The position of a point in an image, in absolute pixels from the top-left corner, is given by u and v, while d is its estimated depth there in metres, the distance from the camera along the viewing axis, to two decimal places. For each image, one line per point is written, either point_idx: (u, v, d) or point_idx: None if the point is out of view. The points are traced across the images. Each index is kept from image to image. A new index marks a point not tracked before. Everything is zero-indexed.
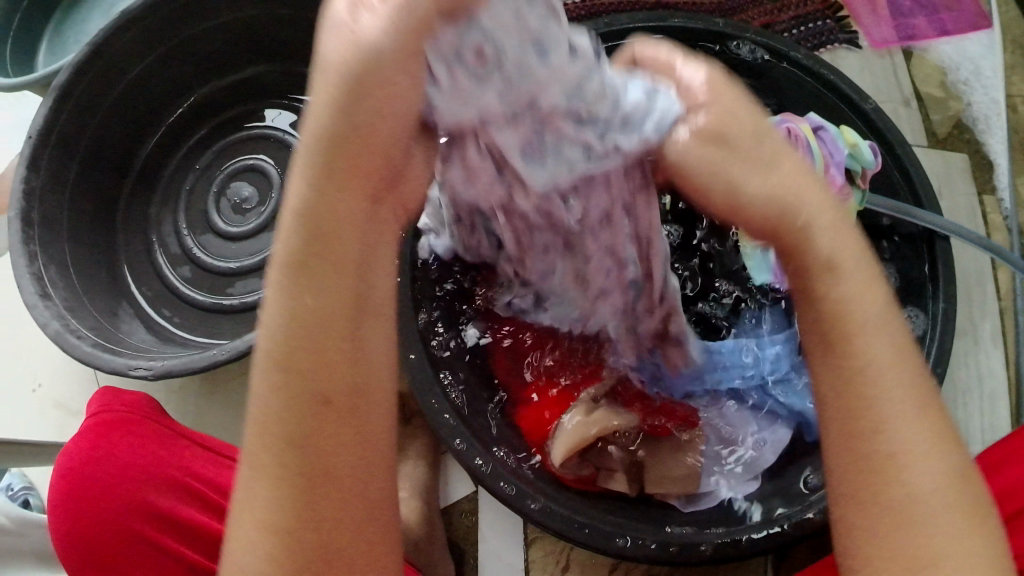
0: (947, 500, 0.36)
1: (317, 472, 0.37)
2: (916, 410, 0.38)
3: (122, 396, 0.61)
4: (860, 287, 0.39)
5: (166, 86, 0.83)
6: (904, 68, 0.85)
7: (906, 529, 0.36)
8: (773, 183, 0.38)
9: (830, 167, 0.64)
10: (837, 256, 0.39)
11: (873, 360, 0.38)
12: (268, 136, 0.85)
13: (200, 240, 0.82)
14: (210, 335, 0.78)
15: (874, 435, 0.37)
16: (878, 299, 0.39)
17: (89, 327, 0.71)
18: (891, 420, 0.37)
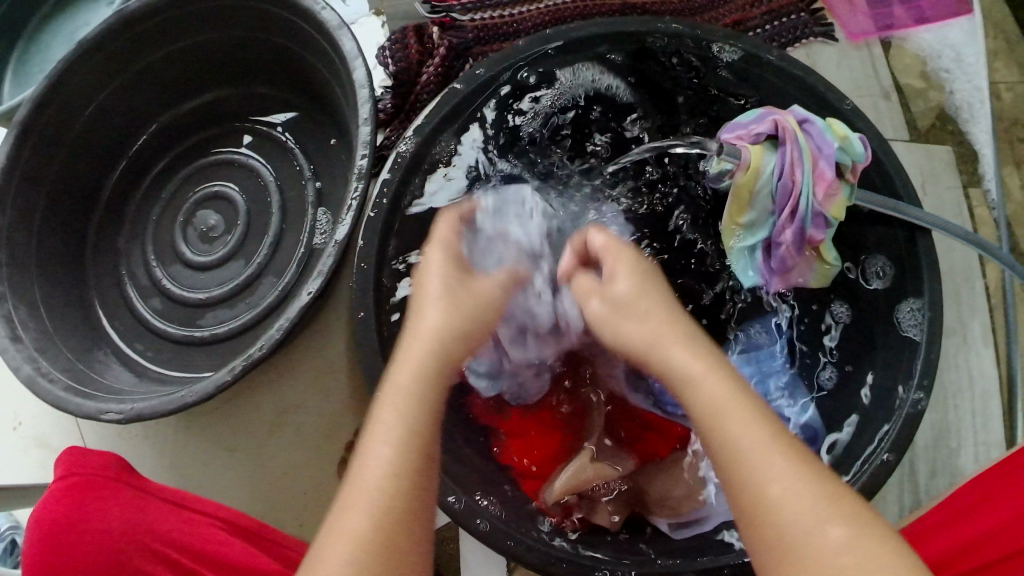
0: (826, 516, 0.36)
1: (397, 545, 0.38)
2: (781, 462, 0.37)
3: (93, 457, 0.61)
4: (706, 385, 0.39)
5: (131, 115, 0.81)
6: (882, 60, 0.82)
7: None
8: (631, 327, 0.44)
9: (819, 162, 0.63)
10: (695, 375, 0.40)
11: (725, 442, 0.38)
12: (235, 162, 0.84)
13: (170, 271, 0.81)
14: (184, 367, 0.77)
15: (760, 510, 0.36)
16: (721, 379, 0.40)
17: (60, 368, 0.70)
18: (764, 484, 0.36)
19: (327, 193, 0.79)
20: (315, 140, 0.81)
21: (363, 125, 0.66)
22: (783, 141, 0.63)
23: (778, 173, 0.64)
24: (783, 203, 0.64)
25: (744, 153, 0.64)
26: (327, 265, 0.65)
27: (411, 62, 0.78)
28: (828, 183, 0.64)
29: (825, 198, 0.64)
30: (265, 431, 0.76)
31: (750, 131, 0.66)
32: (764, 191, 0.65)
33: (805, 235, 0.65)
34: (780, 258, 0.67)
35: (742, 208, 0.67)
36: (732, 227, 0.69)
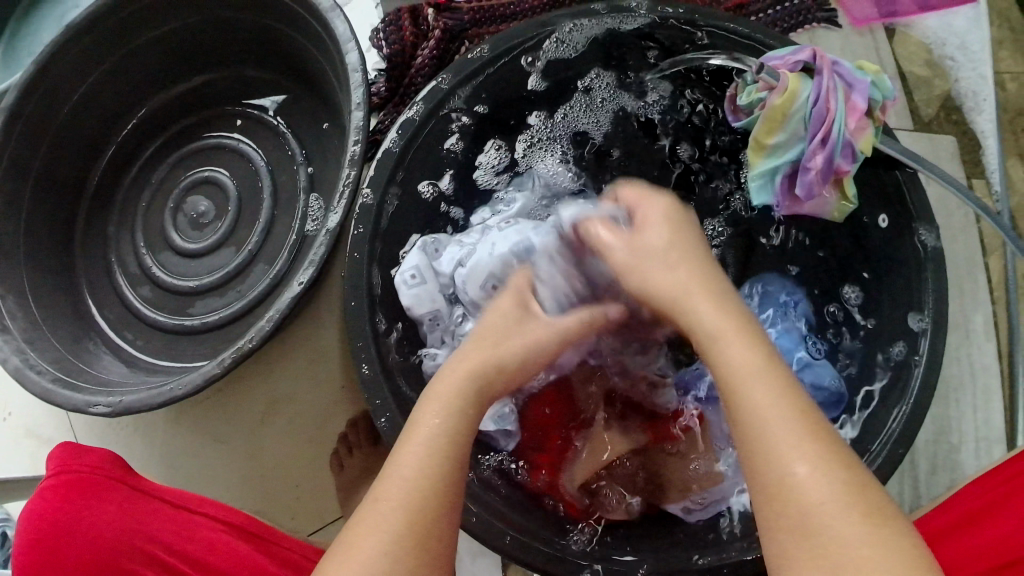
0: (839, 509, 0.33)
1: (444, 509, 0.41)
2: (783, 430, 0.35)
3: (90, 454, 0.59)
4: (710, 309, 0.41)
5: (120, 99, 0.79)
6: (887, 47, 0.81)
7: (796, 530, 0.34)
8: (656, 276, 0.44)
9: (853, 93, 0.61)
10: (715, 327, 0.40)
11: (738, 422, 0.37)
12: (224, 146, 0.81)
13: (160, 259, 0.79)
14: (173, 358, 0.75)
15: (746, 447, 0.36)
16: (728, 319, 0.40)
17: (49, 360, 0.68)
18: (773, 454, 0.35)
19: (319, 178, 0.76)
20: (305, 124, 0.79)
21: (355, 110, 0.63)
22: (820, 71, 0.61)
23: (814, 99, 0.61)
24: (816, 129, 0.61)
25: (782, 76, 0.61)
26: (318, 255, 0.63)
27: (405, 45, 0.76)
28: (859, 114, 0.61)
29: (855, 130, 0.61)
30: (258, 422, 0.75)
31: (787, 60, 0.61)
32: (798, 116, 0.62)
33: (833, 166, 0.61)
34: (806, 186, 0.63)
35: (772, 130, 0.64)
36: (758, 149, 0.66)
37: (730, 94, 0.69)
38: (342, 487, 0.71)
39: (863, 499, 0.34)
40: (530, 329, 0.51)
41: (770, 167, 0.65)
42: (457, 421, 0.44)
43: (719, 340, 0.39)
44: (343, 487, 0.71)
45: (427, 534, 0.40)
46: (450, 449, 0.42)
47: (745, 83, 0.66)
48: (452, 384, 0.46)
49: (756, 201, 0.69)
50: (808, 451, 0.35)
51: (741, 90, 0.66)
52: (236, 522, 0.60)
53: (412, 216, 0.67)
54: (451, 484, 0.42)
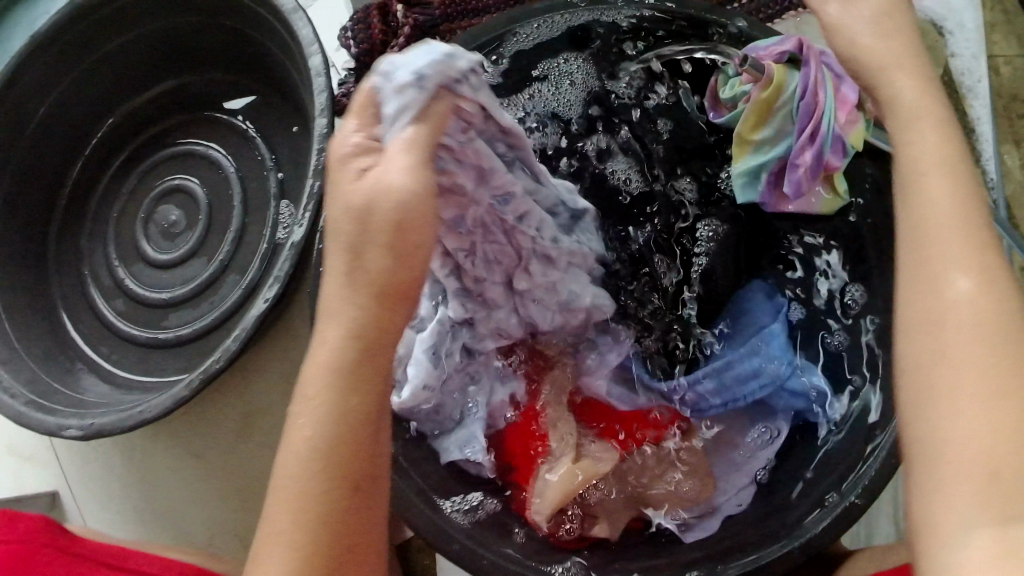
0: (990, 449, 0.33)
1: (355, 497, 0.37)
2: (980, 314, 0.36)
3: (23, 519, 0.55)
4: (940, 189, 0.40)
5: (89, 109, 0.78)
6: None
7: (940, 409, 0.35)
8: (927, 139, 0.42)
9: (841, 87, 0.61)
10: (937, 208, 0.39)
11: (954, 290, 0.37)
12: (194, 153, 0.79)
13: (132, 270, 0.77)
14: (150, 372, 0.74)
15: (930, 310, 0.37)
16: (962, 191, 0.40)
17: (23, 381, 0.68)
18: (958, 369, 0.35)
19: (290, 185, 0.74)
20: (276, 128, 0.77)
21: (318, 117, 0.62)
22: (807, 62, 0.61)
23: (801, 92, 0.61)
24: (804, 123, 0.60)
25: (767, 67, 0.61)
26: (282, 270, 0.62)
27: (374, 44, 0.74)
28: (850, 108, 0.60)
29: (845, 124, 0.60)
30: (234, 437, 0.73)
31: (770, 52, 0.61)
32: (786, 109, 0.61)
33: (822, 160, 0.59)
34: (794, 184, 0.61)
35: (757, 124, 0.62)
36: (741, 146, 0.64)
37: (709, 90, 0.66)
38: None
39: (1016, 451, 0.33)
40: (373, 172, 0.39)
41: (757, 163, 0.62)
42: (342, 410, 0.37)
43: (969, 229, 0.38)
44: None
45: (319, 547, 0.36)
46: (339, 443, 0.37)
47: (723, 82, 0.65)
48: (326, 343, 0.38)
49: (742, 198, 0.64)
50: (1001, 390, 0.34)
51: (720, 88, 0.65)
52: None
53: None
54: (338, 488, 0.37)
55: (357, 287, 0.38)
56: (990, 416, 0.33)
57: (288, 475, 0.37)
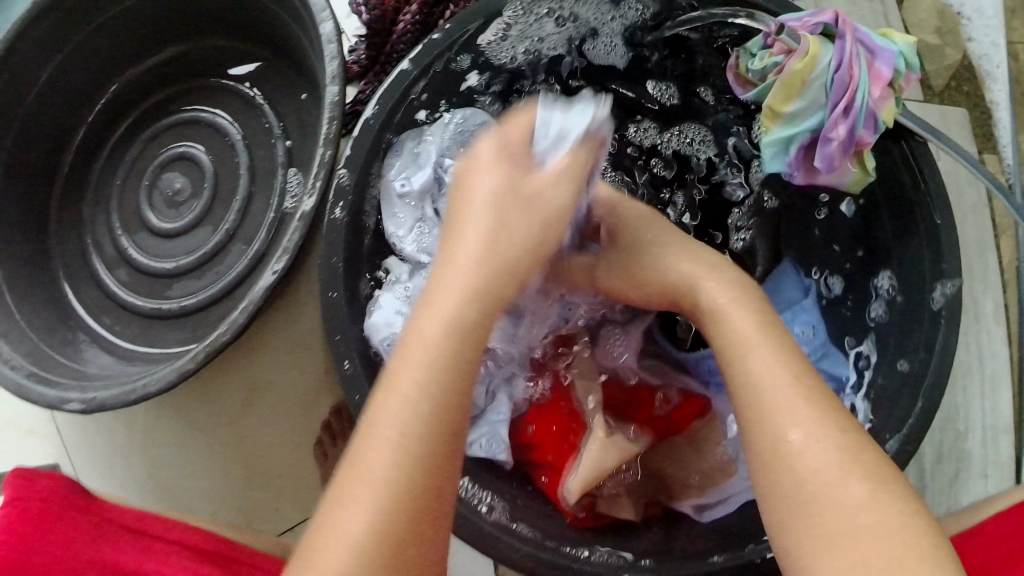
0: (869, 568, 0.34)
1: (466, 355, 0.40)
2: (831, 448, 0.38)
3: (42, 480, 0.54)
4: (763, 356, 0.42)
5: (92, 74, 0.76)
6: (898, 11, 0.76)
7: (823, 545, 0.36)
8: (688, 269, 0.50)
9: (877, 61, 0.60)
10: (761, 372, 0.41)
11: (784, 442, 0.39)
12: (200, 119, 0.77)
13: (136, 239, 0.76)
14: (153, 344, 0.73)
15: (775, 458, 0.39)
16: (771, 355, 0.42)
17: (24, 353, 0.66)
18: (814, 493, 0.37)
19: (297, 152, 0.72)
20: (283, 95, 0.75)
21: (330, 84, 0.61)
22: (842, 36, 0.59)
23: (835, 66, 0.59)
24: (838, 96, 0.59)
25: (803, 39, 0.59)
26: (292, 242, 0.60)
27: (386, 11, 0.70)
28: (884, 83, 0.60)
29: (878, 99, 0.59)
30: (238, 412, 0.72)
31: (804, 24, 0.60)
32: (818, 83, 0.59)
33: (855, 136, 0.59)
34: (826, 158, 0.60)
35: (788, 96, 0.61)
36: (773, 117, 0.63)
37: (731, 66, 0.66)
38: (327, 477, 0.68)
39: (881, 567, 0.34)
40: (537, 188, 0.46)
41: (787, 135, 0.62)
42: (443, 387, 0.39)
43: (773, 359, 0.42)
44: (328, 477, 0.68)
45: (402, 537, 0.36)
46: (440, 413, 0.38)
47: (750, 55, 0.64)
48: (447, 313, 0.41)
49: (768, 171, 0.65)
50: (863, 484, 0.36)
51: (752, 58, 0.63)
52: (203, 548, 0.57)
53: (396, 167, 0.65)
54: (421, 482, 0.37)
55: (497, 255, 0.44)
56: (864, 548, 0.35)
57: (438, 334, 0.40)
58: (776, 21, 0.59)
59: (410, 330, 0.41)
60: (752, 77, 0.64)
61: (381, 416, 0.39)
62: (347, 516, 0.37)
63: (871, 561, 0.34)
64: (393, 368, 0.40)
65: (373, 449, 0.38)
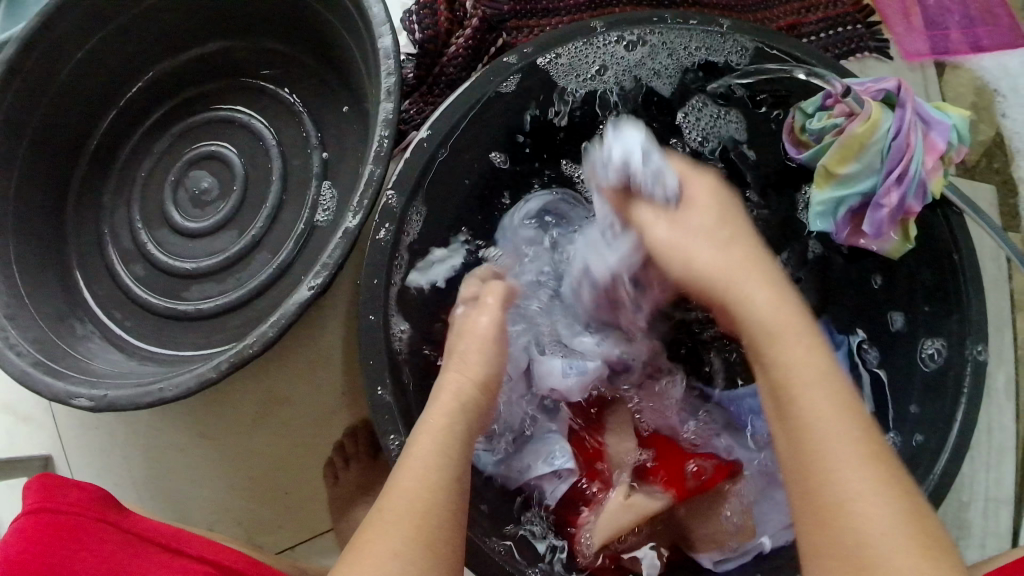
0: (891, 518, 0.35)
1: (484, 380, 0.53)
2: (869, 481, 0.36)
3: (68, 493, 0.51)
4: (804, 359, 0.39)
5: (127, 60, 0.75)
6: (934, 84, 0.79)
7: (830, 508, 0.36)
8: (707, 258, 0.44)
9: (931, 132, 0.62)
10: (795, 370, 0.39)
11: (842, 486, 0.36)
12: (235, 120, 0.77)
13: (157, 236, 0.75)
14: (165, 344, 0.72)
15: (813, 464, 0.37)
16: (844, 402, 0.38)
17: (29, 339, 0.64)
18: (838, 472, 0.36)
19: (334, 166, 0.73)
20: (325, 104, 0.75)
21: (385, 100, 0.60)
22: (904, 104, 0.61)
23: (895, 132, 0.60)
24: (893, 164, 0.60)
25: (866, 104, 0.60)
26: (332, 258, 0.58)
27: (438, 31, 0.73)
28: (937, 154, 0.62)
29: (929, 170, 0.62)
30: (247, 425, 0.70)
31: (867, 88, 0.62)
32: (876, 148, 0.60)
33: (904, 204, 0.61)
34: (874, 223, 0.62)
35: (846, 158, 0.61)
36: (825, 178, 0.64)
37: (787, 126, 0.67)
38: (336, 499, 0.68)
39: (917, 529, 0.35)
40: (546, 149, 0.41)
41: (838, 199, 0.63)
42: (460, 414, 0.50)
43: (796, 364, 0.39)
44: (337, 498, 0.68)
45: (433, 538, 0.42)
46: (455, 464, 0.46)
47: (806, 115, 0.65)
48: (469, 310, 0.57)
49: (815, 228, 0.67)
50: (880, 464, 0.36)
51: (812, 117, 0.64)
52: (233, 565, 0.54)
53: (447, 203, 0.65)
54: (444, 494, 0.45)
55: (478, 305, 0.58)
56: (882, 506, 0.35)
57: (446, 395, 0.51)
58: (844, 85, 0.61)
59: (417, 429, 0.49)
60: (808, 135, 0.65)
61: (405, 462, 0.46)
62: (367, 540, 0.42)
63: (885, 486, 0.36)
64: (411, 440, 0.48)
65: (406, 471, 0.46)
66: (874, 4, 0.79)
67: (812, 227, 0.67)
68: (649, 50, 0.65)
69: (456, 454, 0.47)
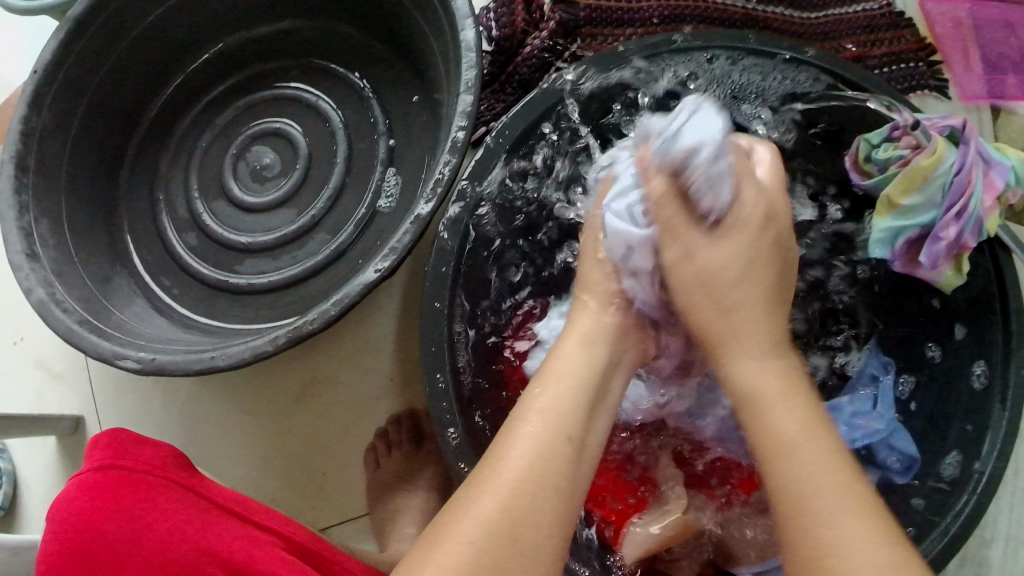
0: (864, 535, 0.38)
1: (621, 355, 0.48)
2: (833, 468, 0.41)
3: (136, 451, 0.53)
4: (772, 387, 0.45)
5: (196, 28, 0.74)
6: (991, 130, 0.80)
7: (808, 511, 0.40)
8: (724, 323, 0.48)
9: (990, 172, 0.64)
10: (761, 386, 0.45)
11: (827, 541, 0.38)
12: (300, 98, 0.76)
13: (212, 207, 0.75)
14: (211, 316, 0.71)
15: (786, 481, 0.41)
16: (809, 416, 0.44)
17: (76, 298, 0.63)
18: (795, 445, 0.42)
19: (399, 154, 0.72)
20: (393, 91, 0.75)
21: (465, 92, 0.60)
22: (968, 142, 0.63)
23: (957, 169, 0.62)
24: (953, 200, 0.61)
25: (933, 138, 0.62)
26: (401, 242, 0.58)
27: (514, 31, 0.73)
28: (995, 193, 0.63)
29: (987, 208, 0.62)
30: (289, 404, 0.70)
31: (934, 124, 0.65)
32: (938, 182, 0.62)
33: (961, 238, 0.61)
34: (930, 254, 0.62)
35: (909, 189, 0.63)
36: (887, 207, 0.65)
37: (851, 153, 0.68)
38: (374, 485, 0.67)
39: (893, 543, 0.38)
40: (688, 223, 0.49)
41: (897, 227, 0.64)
42: (577, 391, 0.45)
43: (759, 381, 0.46)
44: (375, 485, 0.67)
45: (523, 523, 0.39)
46: (560, 443, 0.42)
47: (871, 146, 0.66)
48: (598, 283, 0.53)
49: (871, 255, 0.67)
50: (847, 490, 0.40)
51: (880, 148, 0.65)
52: (296, 540, 0.54)
53: (514, 198, 0.65)
54: (550, 488, 0.40)
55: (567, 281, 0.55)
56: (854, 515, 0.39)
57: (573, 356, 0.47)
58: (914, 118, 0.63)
59: (539, 378, 0.46)
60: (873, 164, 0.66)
61: (512, 430, 0.43)
62: (464, 517, 0.39)
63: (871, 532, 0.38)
64: (524, 403, 0.45)
65: (508, 447, 0.42)
66: (936, 44, 0.81)
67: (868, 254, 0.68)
68: (717, 75, 0.65)
69: (563, 429, 0.42)
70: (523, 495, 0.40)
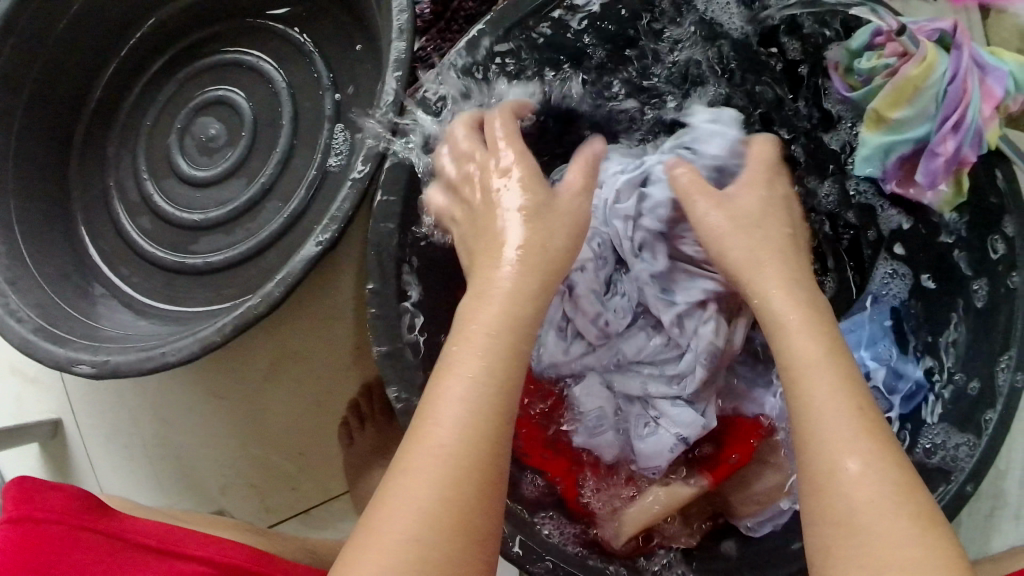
0: (888, 489, 0.37)
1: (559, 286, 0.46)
2: (854, 427, 0.39)
3: (47, 497, 0.53)
4: (805, 339, 0.44)
5: (128, 4, 0.71)
6: (978, 24, 0.74)
7: (837, 460, 0.39)
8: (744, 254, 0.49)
9: (986, 78, 0.58)
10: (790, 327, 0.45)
11: (843, 471, 0.38)
12: (241, 62, 0.73)
13: (163, 187, 0.73)
14: (175, 300, 0.70)
15: (826, 436, 0.40)
16: (819, 352, 0.43)
17: (31, 303, 0.62)
18: (810, 397, 0.41)
19: (347, 109, 0.69)
20: (336, 42, 0.71)
21: (396, 38, 0.56)
22: (960, 46, 0.57)
23: (950, 78, 0.57)
24: (949, 112, 0.56)
25: (922, 44, 0.57)
26: (340, 210, 0.56)
27: None
28: (995, 102, 0.57)
29: (986, 118, 0.57)
30: (257, 388, 0.68)
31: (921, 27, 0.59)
32: (932, 92, 0.57)
33: (960, 153, 0.56)
34: (927, 173, 0.57)
35: (898, 102, 0.58)
36: (876, 121, 0.60)
37: (832, 67, 0.62)
38: (353, 464, 0.66)
39: (918, 504, 0.37)
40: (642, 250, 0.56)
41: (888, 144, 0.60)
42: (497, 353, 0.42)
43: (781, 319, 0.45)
44: (354, 463, 0.66)
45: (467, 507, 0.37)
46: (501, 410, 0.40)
47: (852, 54, 0.60)
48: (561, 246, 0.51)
49: (858, 172, 0.63)
50: (871, 437, 0.39)
51: (864, 58, 0.59)
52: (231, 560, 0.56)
53: None
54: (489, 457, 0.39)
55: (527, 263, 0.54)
56: (875, 478, 0.38)
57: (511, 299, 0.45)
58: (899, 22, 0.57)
59: (457, 336, 0.44)
60: (858, 74, 0.61)
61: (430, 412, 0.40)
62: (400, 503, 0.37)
63: (901, 494, 0.37)
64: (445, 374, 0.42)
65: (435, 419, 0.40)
66: None
67: (855, 171, 0.63)
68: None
69: (502, 384, 0.41)
70: (474, 441, 0.39)
